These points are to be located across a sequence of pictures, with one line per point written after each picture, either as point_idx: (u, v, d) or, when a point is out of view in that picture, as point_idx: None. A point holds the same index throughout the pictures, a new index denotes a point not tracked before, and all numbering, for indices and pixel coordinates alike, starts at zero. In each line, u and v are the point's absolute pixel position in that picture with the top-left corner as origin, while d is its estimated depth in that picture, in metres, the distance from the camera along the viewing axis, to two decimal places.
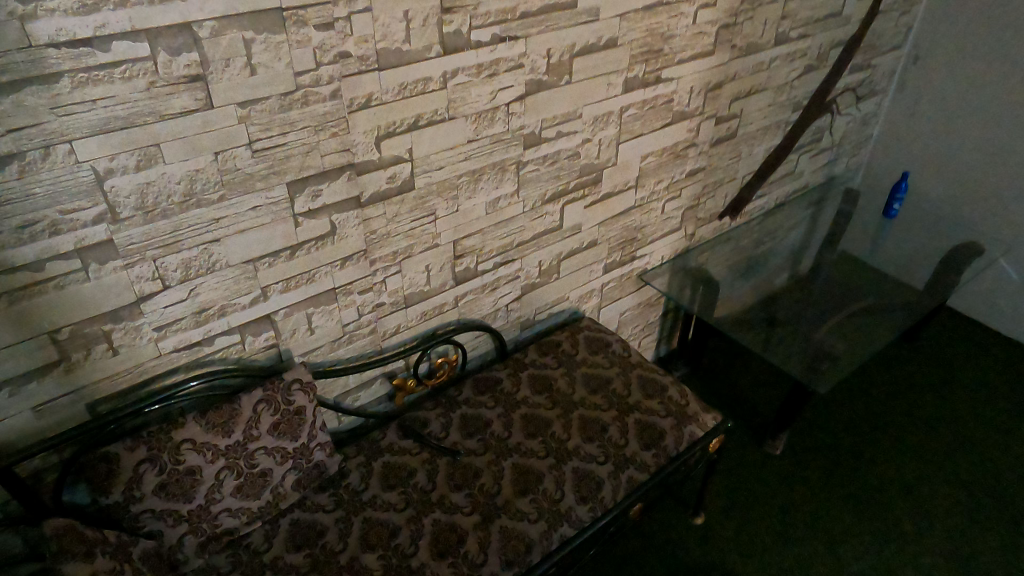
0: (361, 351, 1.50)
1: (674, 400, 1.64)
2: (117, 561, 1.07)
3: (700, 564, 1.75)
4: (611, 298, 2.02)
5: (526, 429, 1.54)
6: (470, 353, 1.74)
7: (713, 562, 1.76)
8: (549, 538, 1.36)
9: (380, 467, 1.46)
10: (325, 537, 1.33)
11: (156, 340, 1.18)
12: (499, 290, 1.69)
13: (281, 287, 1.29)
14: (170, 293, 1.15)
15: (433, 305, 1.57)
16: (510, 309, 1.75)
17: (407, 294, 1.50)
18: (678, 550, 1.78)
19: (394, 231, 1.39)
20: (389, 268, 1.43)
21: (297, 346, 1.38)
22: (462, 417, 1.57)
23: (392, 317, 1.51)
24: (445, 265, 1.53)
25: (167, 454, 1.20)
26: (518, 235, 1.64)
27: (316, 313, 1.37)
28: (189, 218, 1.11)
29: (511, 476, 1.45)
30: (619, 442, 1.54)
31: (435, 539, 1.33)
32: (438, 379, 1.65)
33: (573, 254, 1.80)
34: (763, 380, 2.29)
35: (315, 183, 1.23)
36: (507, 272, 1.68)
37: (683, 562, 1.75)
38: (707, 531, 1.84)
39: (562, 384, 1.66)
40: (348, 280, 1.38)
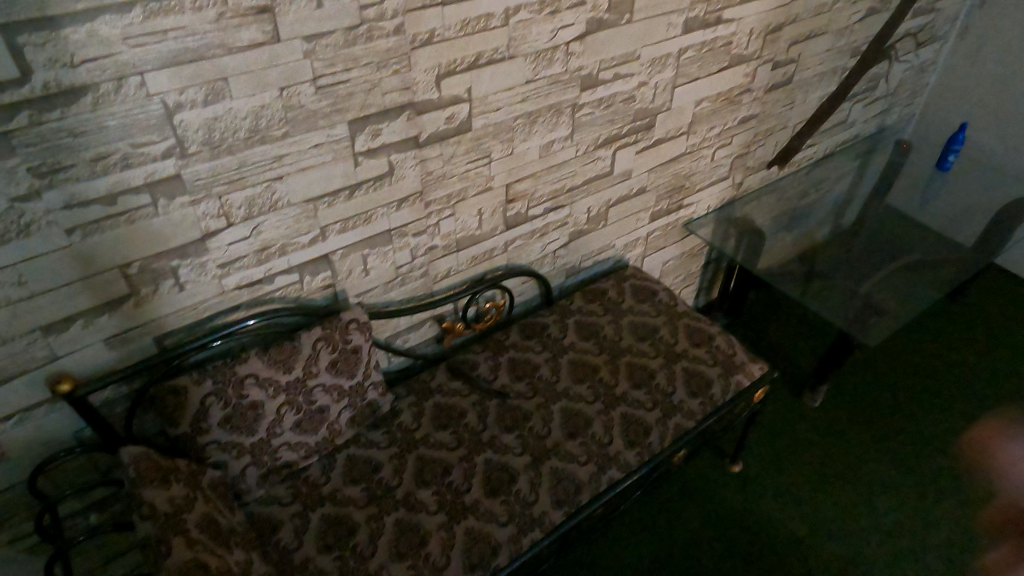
0: (413, 294, 1.51)
1: (721, 349, 1.64)
2: (190, 489, 1.11)
3: (736, 510, 1.78)
4: (656, 247, 2.01)
5: (575, 374, 1.56)
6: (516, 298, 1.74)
7: (750, 508, 1.79)
8: (598, 480, 1.39)
9: (431, 408, 1.49)
10: (381, 473, 1.36)
11: (220, 277, 1.20)
12: (548, 236, 1.68)
13: (340, 228, 1.29)
14: (235, 231, 1.16)
15: (483, 250, 1.57)
16: (557, 255, 1.74)
17: (459, 238, 1.50)
18: (714, 496, 1.81)
19: (450, 173, 1.38)
20: (443, 211, 1.43)
21: (352, 287, 1.39)
22: (510, 361, 1.59)
23: (444, 261, 1.51)
24: (497, 209, 1.52)
25: (231, 388, 1.22)
26: (570, 181, 1.61)
27: (372, 254, 1.37)
28: (254, 154, 1.11)
29: (560, 419, 1.47)
30: (666, 390, 1.54)
31: (487, 478, 1.36)
32: (485, 323, 1.66)
33: (622, 201, 1.78)
34: (803, 332, 2.27)
35: (376, 122, 1.21)
36: (557, 218, 1.66)
37: (719, 508, 1.78)
38: (743, 479, 1.86)
39: (609, 331, 1.66)
40: (403, 222, 1.38)
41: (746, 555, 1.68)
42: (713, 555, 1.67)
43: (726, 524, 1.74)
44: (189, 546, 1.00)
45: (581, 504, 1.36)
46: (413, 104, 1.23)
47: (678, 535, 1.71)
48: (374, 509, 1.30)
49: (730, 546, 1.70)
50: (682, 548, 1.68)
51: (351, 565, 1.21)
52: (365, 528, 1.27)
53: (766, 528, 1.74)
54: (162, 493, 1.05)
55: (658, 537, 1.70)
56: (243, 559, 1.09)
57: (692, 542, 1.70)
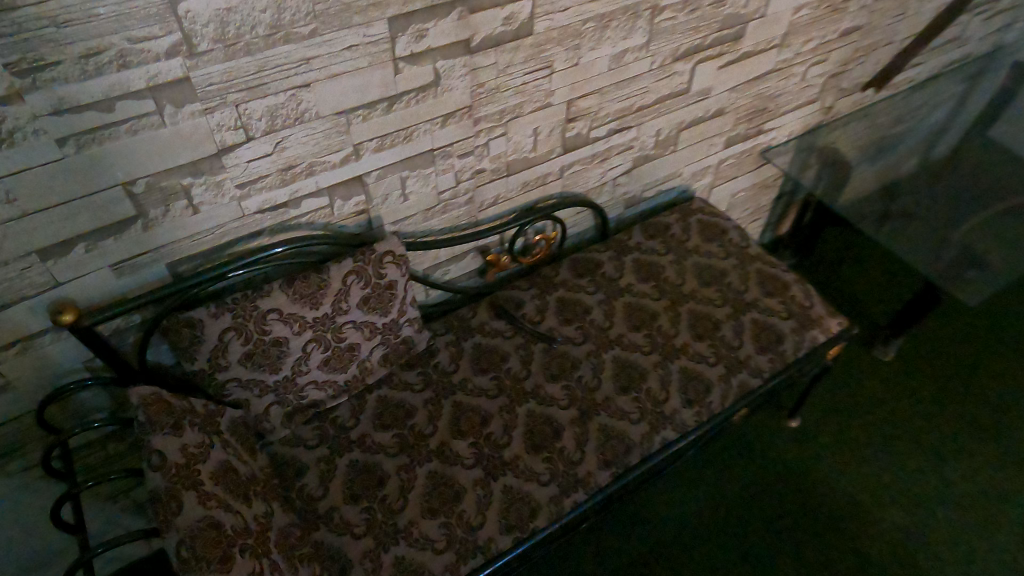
0: (455, 222, 1.35)
1: (796, 300, 1.45)
2: (206, 434, 1.01)
3: (792, 470, 1.66)
4: (727, 176, 1.79)
5: (630, 320, 1.40)
6: (569, 230, 1.57)
7: (807, 469, 1.67)
8: (651, 440, 1.26)
9: (471, 349, 1.36)
10: (414, 419, 1.25)
11: (240, 199, 1.05)
12: (610, 162, 1.48)
13: (375, 146, 1.12)
14: (255, 146, 1.00)
15: (536, 175, 1.38)
16: (618, 183, 1.55)
17: (510, 161, 1.31)
18: (769, 454, 1.69)
19: (504, 84, 1.18)
20: (494, 130, 1.24)
21: (389, 213, 1.23)
22: (559, 301, 1.44)
23: (491, 187, 1.33)
24: (555, 129, 1.32)
25: (252, 324, 1.10)
26: (640, 99, 1.40)
27: (411, 177, 1.20)
28: (276, 55, 0.93)
29: (613, 371, 1.32)
30: (732, 343, 1.38)
31: (529, 432, 1.24)
32: (533, 257, 1.50)
33: (696, 123, 1.56)
34: (881, 278, 2.06)
35: (420, 20, 1.01)
36: (621, 141, 1.46)
37: (774, 467, 1.67)
38: (802, 437, 1.73)
39: (670, 273, 1.49)
40: (449, 141, 1.20)
41: (800, 518, 1.57)
42: (764, 516, 1.58)
43: (780, 485, 1.63)
44: (201, 503, 0.90)
45: (629, 465, 1.24)
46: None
47: (728, 493, 1.61)
48: (406, 459, 1.19)
49: (782, 506, 1.60)
50: (730, 508, 1.59)
51: (379, 519, 1.12)
52: (395, 479, 1.17)
53: (822, 490, 1.63)
54: (174, 440, 0.95)
55: (706, 493, 1.61)
56: (263, 511, 1.01)
57: (742, 501, 1.60)
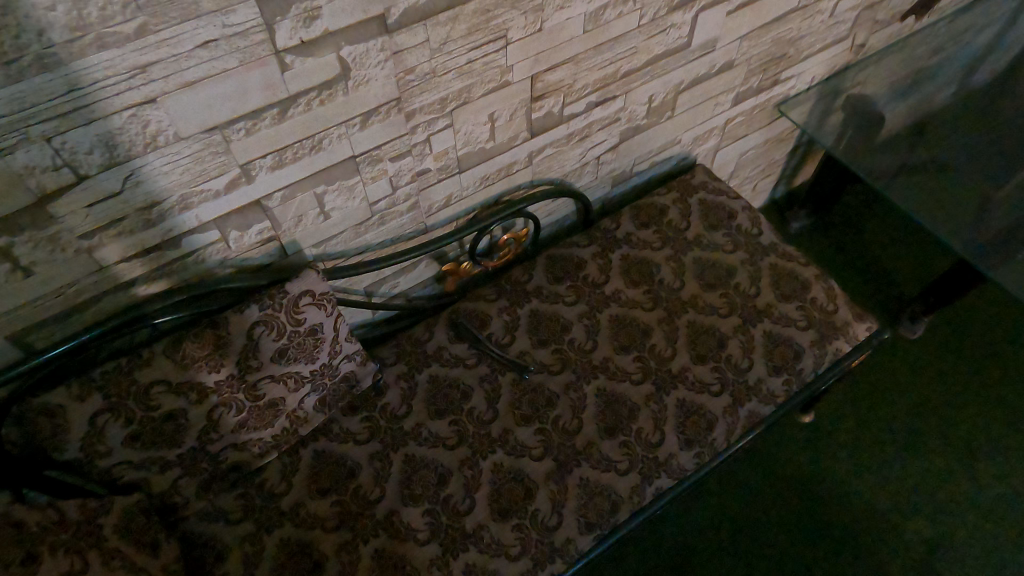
0: (398, 233, 1.08)
1: (817, 303, 1.21)
2: (79, 553, 0.80)
3: (805, 476, 1.50)
4: (734, 136, 1.49)
5: (618, 339, 1.16)
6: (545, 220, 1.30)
7: (821, 476, 1.50)
8: (641, 493, 1.06)
9: (425, 383, 1.13)
10: (357, 480, 1.04)
11: (90, 251, 0.79)
12: (591, 139, 1.20)
13: (272, 162, 0.84)
14: (93, 186, 0.73)
15: (498, 167, 1.10)
16: (602, 161, 1.26)
17: (461, 156, 1.03)
18: (779, 457, 1.52)
19: (441, 66, 0.89)
20: (435, 123, 0.95)
21: (307, 235, 0.97)
22: (532, 316, 1.19)
23: (440, 188, 1.06)
24: (517, 112, 1.03)
25: (133, 401, 0.87)
26: (625, 63, 1.09)
27: (329, 192, 0.93)
28: (92, 66, 0.64)
29: (596, 408, 1.10)
30: (740, 365, 1.15)
31: (496, 492, 1.03)
32: (501, 259, 1.24)
33: (697, 82, 1.25)
34: (909, 237, 1.80)
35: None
36: (605, 115, 1.16)
37: (784, 473, 1.50)
38: (815, 437, 1.55)
39: (665, 273, 1.23)
40: (375, 143, 0.92)
41: (810, 533, 1.43)
42: (773, 537, 1.42)
43: (790, 494, 1.47)
44: None
45: (616, 525, 1.04)
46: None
47: (731, 507, 1.46)
48: (347, 535, 0.99)
49: (793, 524, 1.44)
50: (736, 529, 1.43)
51: None
52: (334, 562, 0.97)
53: (836, 502, 1.46)
54: None
55: (708, 514, 1.45)
56: None
57: (746, 515, 1.45)
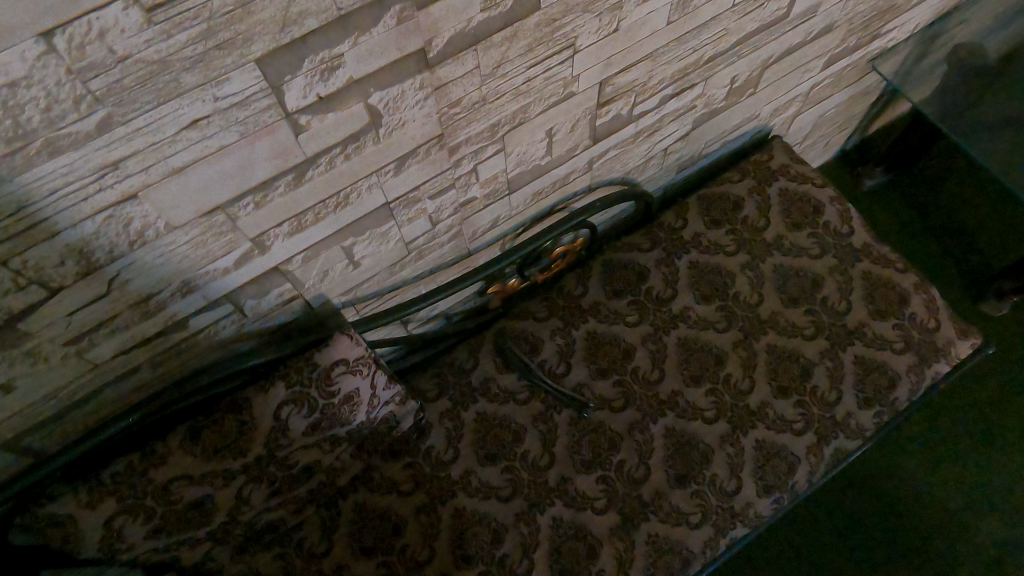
0: (438, 262, 0.93)
1: (917, 321, 1.05)
2: None
3: (873, 477, 1.40)
4: (817, 99, 1.27)
5: (688, 368, 1.03)
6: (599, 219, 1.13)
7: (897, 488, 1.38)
8: (715, 547, 0.96)
9: (472, 423, 1.01)
10: (404, 538, 0.95)
11: (81, 354, 0.65)
12: (661, 133, 1.00)
13: (290, 228, 0.68)
14: (72, 294, 0.58)
15: (553, 180, 0.92)
16: (669, 152, 1.07)
17: (512, 178, 0.85)
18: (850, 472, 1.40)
19: (494, 91, 0.69)
20: (484, 151, 0.77)
21: (334, 286, 0.82)
22: (590, 339, 1.05)
23: (487, 213, 0.89)
24: (580, 122, 0.84)
25: (150, 498, 0.75)
26: (710, 49, 0.88)
27: (359, 242, 0.77)
28: (46, 176, 0.48)
29: (666, 452, 0.98)
30: (827, 397, 1.01)
31: (556, 551, 0.94)
32: (552, 271, 1.08)
33: (790, 53, 1.03)
34: (996, 199, 1.61)
35: (323, 45, 0.52)
36: (680, 105, 0.96)
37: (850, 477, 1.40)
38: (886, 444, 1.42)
39: (741, 286, 1.07)
40: (413, 185, 0.74)
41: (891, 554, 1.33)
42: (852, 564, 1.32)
43: (857, 497, 1.38)
44: None
45: None
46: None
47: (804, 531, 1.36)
48: None
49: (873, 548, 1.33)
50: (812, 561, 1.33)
51: None
52: None
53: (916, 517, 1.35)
54: None
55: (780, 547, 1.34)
56: None
57: (820, 537, 1.35)
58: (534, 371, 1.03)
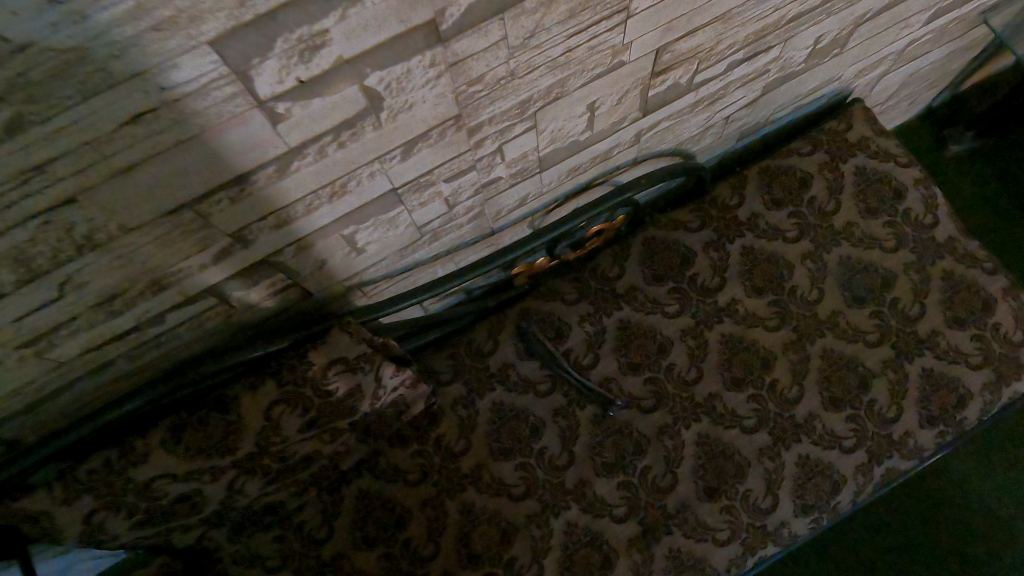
0: (456, 243, 0.82)
1: (1001, 333, 0.91)
2: None
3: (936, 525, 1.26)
4: (912, 57, 1.09)
5: (729, 369, 0.92)
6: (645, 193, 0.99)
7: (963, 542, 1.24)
8: (741, 566, 0.88)
9: (487, 412, 0.94)
10: (408, 530, 0.90)
11: (43, 353, 0.58)
12: (724, 100, 0.85)
13: (276, 221, 0.58)
14: (17, 300, 0.50)
15: (593, 156, 0.80)
16: (732, 119, 0.92)
17: (544, 156, 0.73)
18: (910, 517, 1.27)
19: (525, 64, 0.56)
20: (511, 130, 0.65)
21: (335, 273, 0.72)
22: (623, 329, 0.95)
23: (514, 192, 0.77)
24: (629, 94, 0.70)
25: (130, 495, 0.69)
26: (795, 8, 0.72)
27: (363, 230, 0.67)
28: None
29: (696, 460, 0.90)
30: (885, 412, 0.90)
31: (568, 559, 0.87)
32: (586, 250, 0.97)
33: (890, 8, 0.86)
34: None
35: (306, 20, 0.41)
36: (750, 70, 0.81)
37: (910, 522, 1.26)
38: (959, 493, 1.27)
39: (799, 279, 0.95)
40: (424, 170, 0.63)
41: None
42: None
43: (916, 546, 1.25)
44: None
45: None
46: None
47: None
48: None
49: None
50: None
51: None
52: None
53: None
54: None
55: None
56: None
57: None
58: (559, 360, 0.93)
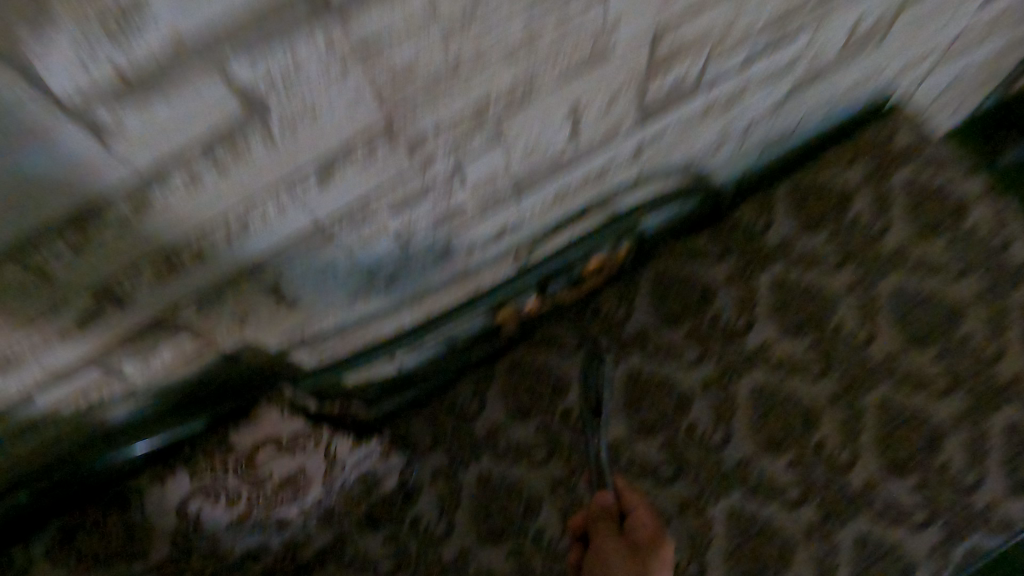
0: (419, 288, 0.68)
1: None
2: None
3: None
4: (965, 52, 0.92)
5: (764, 428, 0.76)
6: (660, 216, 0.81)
7: None
8: None
9: (475, 485, 0.79)
10: None
11: None
12: (743, 106, 0.71)
13: (158, 277, 0.45)
14: None
15: (580, 178, 0.65)
16: (751, 130, 0.77)
17: (518, 176, 0.59)
18: None
19: (469, 57, 0.42)
20: (468, 147, 0.50)
21: (266, 330, 0.59)
22: (633, 384, 0.80)
23: (489, 222, 0.63)
24: (621, 96, 0.56)
25: None
26: None
27: (292, 278, 0.54)
28: None
29: (726, 545, 0.73)
30: (960, 479, 0.73)
31: None
32: (587, 286, 0.82)
33: None
34: None
35: (65, 19, 0.27)
36: (769, 67, 0.66)
37: None
38: None
39: (847, 315, 0.79)
40: (357, 198, 0.49)
41: None
42: None
43: None
44: None
45: None
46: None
47: None
48: None
49: None
50: None
51: None
52: None
53: None
54: None
55: None
56: None
57: None
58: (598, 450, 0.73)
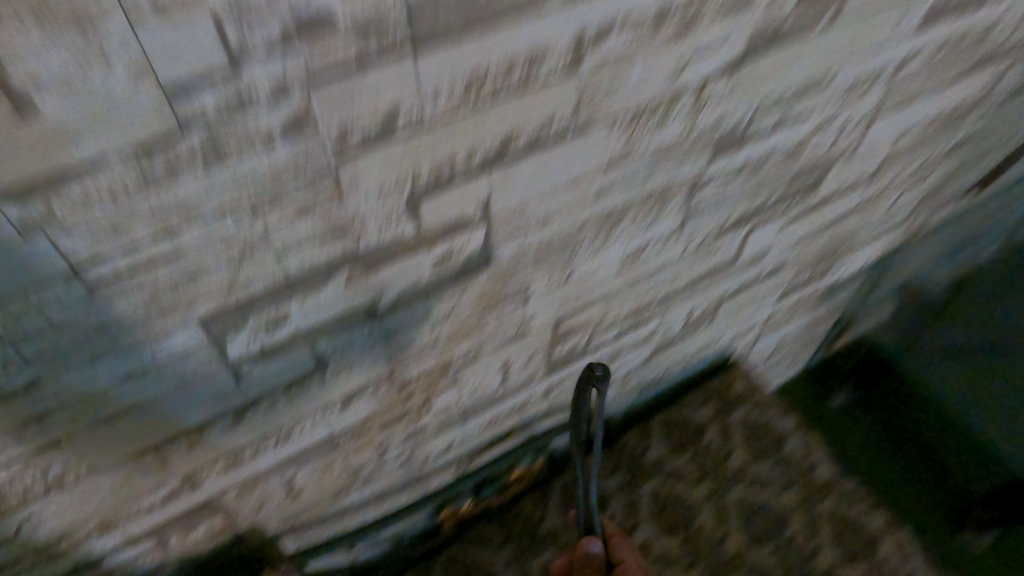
0: (384, 489, 0.90)
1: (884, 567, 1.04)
2: None
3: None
4: (777, 326, 1.31)
5: None
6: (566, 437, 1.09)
7: None
8: None
9: None
10: None
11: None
12: (622, 360, 1.02)
13: (223, 468, 0.67)
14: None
15: (507, 408, 0.93)
16: (630, 377, 1.08)
17: (465, 407, 0.85)
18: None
19: (443, 336, 0.70)
20: (434, 387, 0.78)
21: (271, 516, 0.79)
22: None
23: (441, 439, 0.88)
24: (535, 356, 0.85)
25: None
26: (663, 290, 0.91)
27: (303, 474, 0.76)
28: None
29: None
30: None
31: None
32: (511, 491, 1.05)
33: (741, 291, 1.06)
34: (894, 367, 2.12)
35: (257, 323, 0.54)
36: (636, 338, 0.98)
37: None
38: None
39: (705, 518, 1.04)
40: (360, 418, 0.74)
41: None
42: None
43: None
44: None
45: None
46: (299, 161, 0.44)
47: None
48: None
49: None
50: None
51: None
52: None
53: None
54: None
55: None
56: None
57: None
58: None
